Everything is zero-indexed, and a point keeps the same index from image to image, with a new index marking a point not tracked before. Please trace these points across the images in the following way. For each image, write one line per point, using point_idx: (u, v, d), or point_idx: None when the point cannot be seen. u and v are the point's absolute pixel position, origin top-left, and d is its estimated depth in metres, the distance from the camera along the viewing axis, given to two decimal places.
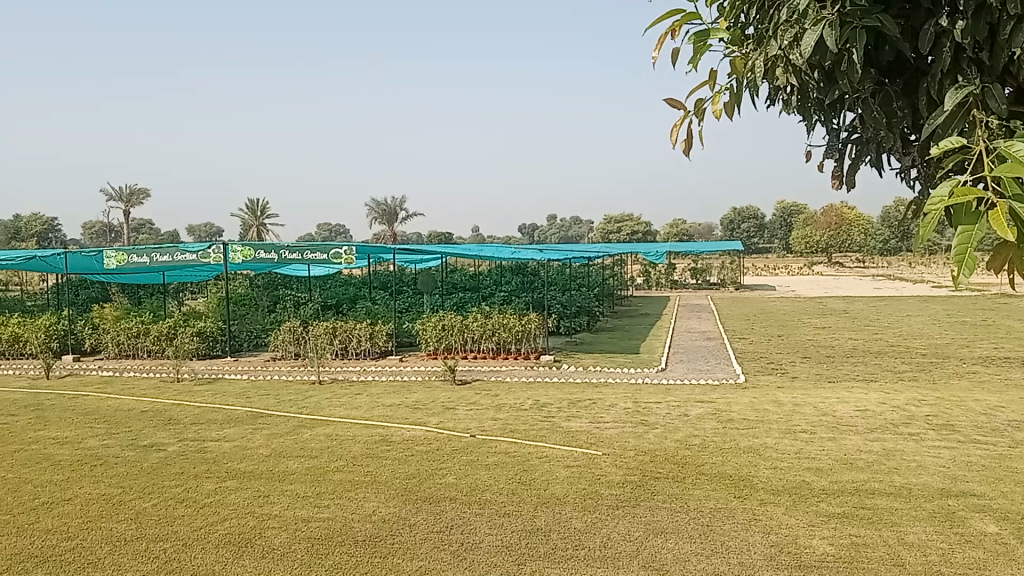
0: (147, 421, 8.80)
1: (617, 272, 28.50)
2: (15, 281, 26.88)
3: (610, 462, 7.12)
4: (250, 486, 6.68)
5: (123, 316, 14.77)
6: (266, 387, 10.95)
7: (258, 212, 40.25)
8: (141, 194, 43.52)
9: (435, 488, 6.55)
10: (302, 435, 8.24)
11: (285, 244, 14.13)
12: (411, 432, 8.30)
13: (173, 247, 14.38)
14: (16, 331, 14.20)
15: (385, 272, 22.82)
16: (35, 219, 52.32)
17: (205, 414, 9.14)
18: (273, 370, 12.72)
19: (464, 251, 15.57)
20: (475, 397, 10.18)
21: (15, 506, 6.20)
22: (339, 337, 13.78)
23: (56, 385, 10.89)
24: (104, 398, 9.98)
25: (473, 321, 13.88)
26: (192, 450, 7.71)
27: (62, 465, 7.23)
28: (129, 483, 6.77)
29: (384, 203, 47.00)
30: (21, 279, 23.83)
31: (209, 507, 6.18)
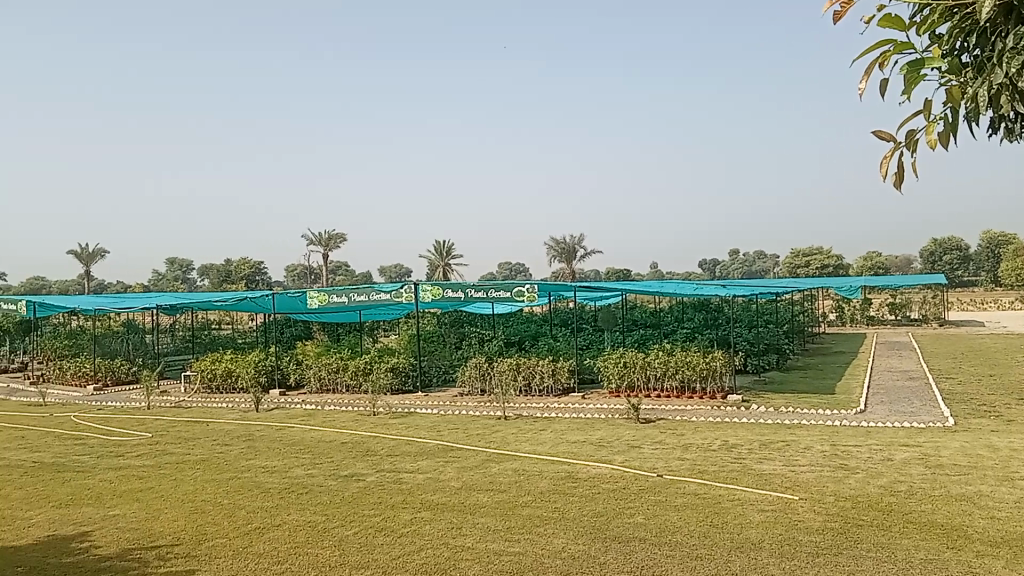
0: (347, 452, 9.27)
1: (807, 309, 27.41)
2: (227, 321, 29.22)
3: (807, 508, 6.81)
4: (442, 517, 6.89)
5: (323, 352, 15.69)
6: (455, 421, 11.27)
7: (444, 253, 41.75)
8: (338, 238, 46.23)
9: (624, 527, 6.50)
10: (491, 469, 8.42)
11: (471, 283, 14.41)
12: (598, 470, 8.30)
13: (369, 288, 15.12)
14: (231, 366, 15.44)
15: (567, 311, 23.07)
16: (245, 263, 56.70)
17: (399, 447, 9.53)
18: (461, 405, 13.08)
19: (646, 287, 15.42)
20: (661, 435, 10.04)
21: (231, 530, 6.69)
22: (523, 374, 14.03)
23: (265, 417, 11.70)
24: (308, 429, 10.61)
25: (656, 358, 13.72)
26: (389, 481, 8.04)
27: (272, 492, 7.73)
28: (331, 511, 7.14)
29: (563, 244, 47.70)
30: (233, 319, 25.87)
31: (406, 536, 6.42)
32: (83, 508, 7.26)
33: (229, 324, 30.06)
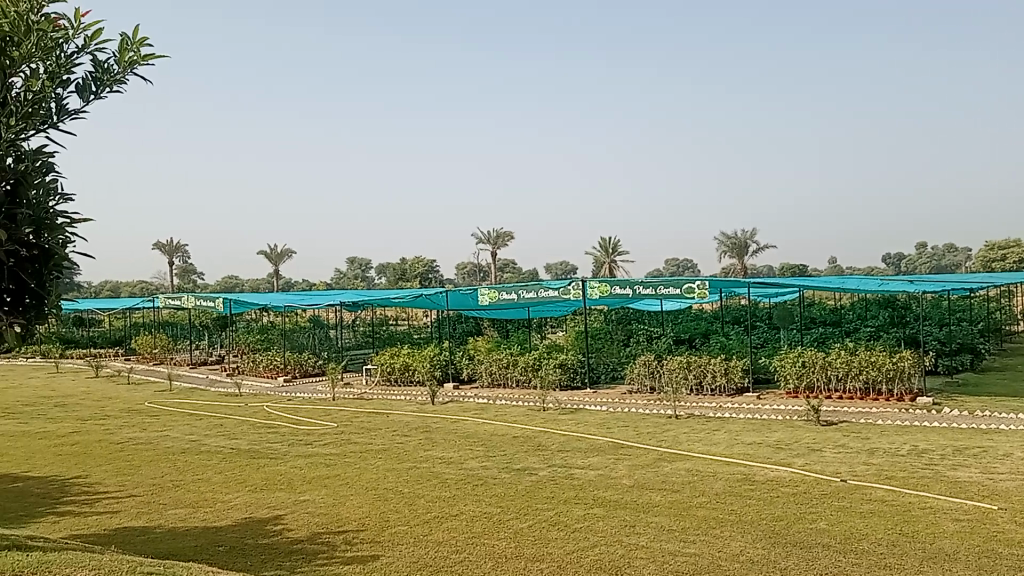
0: (519, 446, 9.42)
1: (1004, 306, 25.39)
2: (403, 317, 30.37)
3: (1009, 519, 6.32)
4: (616, 515, 6.88)
5: (494, 348, 16.00)
6: (625, 419, 11.23)
7: (611, 249, 41.58)
8: (507, 236, 46.92)
9: (805, 532, 6.26)
10: (664, 468, 8.32)
11: (640, 279, 14.22)
12: (775, 473, 8.03)
13: (539, 284, 15.23)
14: (408, 360, 16.05)
15: (739, 308, 22.46)
16: (418, 262, 58.72)
17: (570, 442, 9.58)
18: (631, 402, 12.98)
19: (826, 283, 14.75)
20: (843, 439, 9.59)
21: (412, 518, 6.95)
22: (695, 372, 13.77)
23: (440, 410, 12.08)
24: (481, 423, 10.86)
25: (837, 357, 13.13)
26: (561, 476, 8.11)
27: (449, 483, 7.96)
28: (506, 503, 7.28)
29: (733, 239, 46.41)
30: (408, 316, 26.81)
31: (579, 532, 6.46)
32: (277, 492, 7.74)
33: (405, 320, 31.20)
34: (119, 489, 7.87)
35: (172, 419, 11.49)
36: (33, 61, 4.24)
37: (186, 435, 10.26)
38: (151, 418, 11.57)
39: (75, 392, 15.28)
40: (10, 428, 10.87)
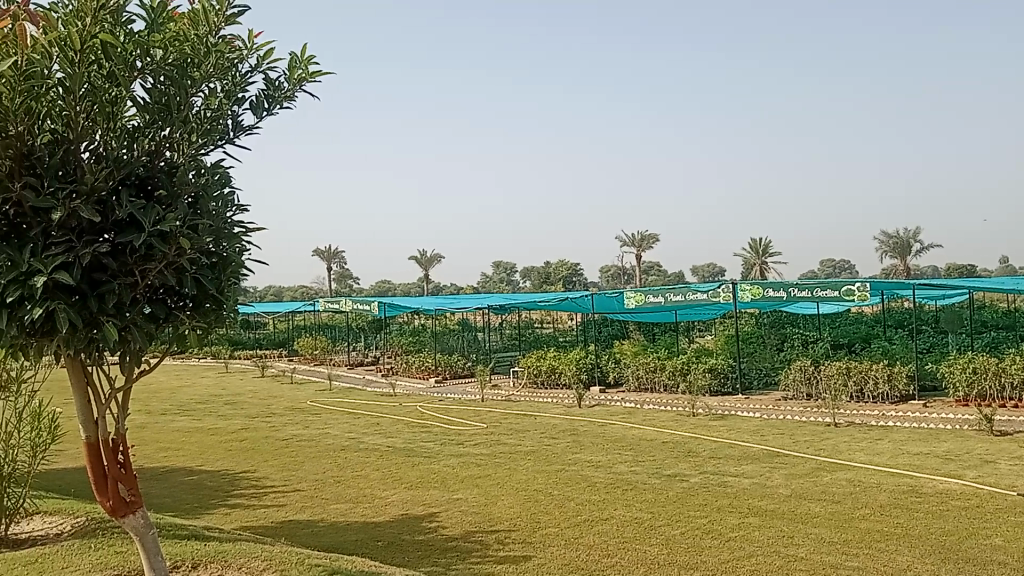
0: (669, 452, 9.30)
1: None
2: (549, 320, 30.56)
3: None
4: (773, 524, 6.68)
5: (641, 351, 15.89)
6: (779, 426, 10.89)
7: (760, 250, 40.42)
8: (653, 238, 46.38)
9: (979, 549, 5.88)
10: (822, 478, 8.01)
11: (793, 281, 13.74)
12: (944, 485, 7.59)
13: (687, 287, 14.95)
14: (556, 364, 16.15)
15: (901, 312, 21.34)
16: (562, 266, 58.98)
17: (722, 449, 9.38)
18: (785, 409, 12.57)
19: (999, 285, 13.80)
20: (1021, 451, 8.95)
21: (563, 520, 6.98)
22: (854, 379, 13.19)
23: (588, 413, 12.08)
24: (630, 428, 10.79)
25: (1012, 364, 12.27)
26: (714, 484, 7.94)
27: (599, 487, 7.95)
28: (657, 509, 7.20)
29: (892, 239, 44.11)
30: (555, 321, 26.94)
31: (734, 541, 6.31)
32: (431, 491, 7.96)
33: (551, 324, 31.39)
34: (284, 483, 8.29)
35: (331, 417, 12.01)
36: (213, 80, 4.54)
37: (344, 433, 10.70)
38: (312, 416, 12.14)
39: (243, 390, 16.22)
40: (187, 423, 11.65)
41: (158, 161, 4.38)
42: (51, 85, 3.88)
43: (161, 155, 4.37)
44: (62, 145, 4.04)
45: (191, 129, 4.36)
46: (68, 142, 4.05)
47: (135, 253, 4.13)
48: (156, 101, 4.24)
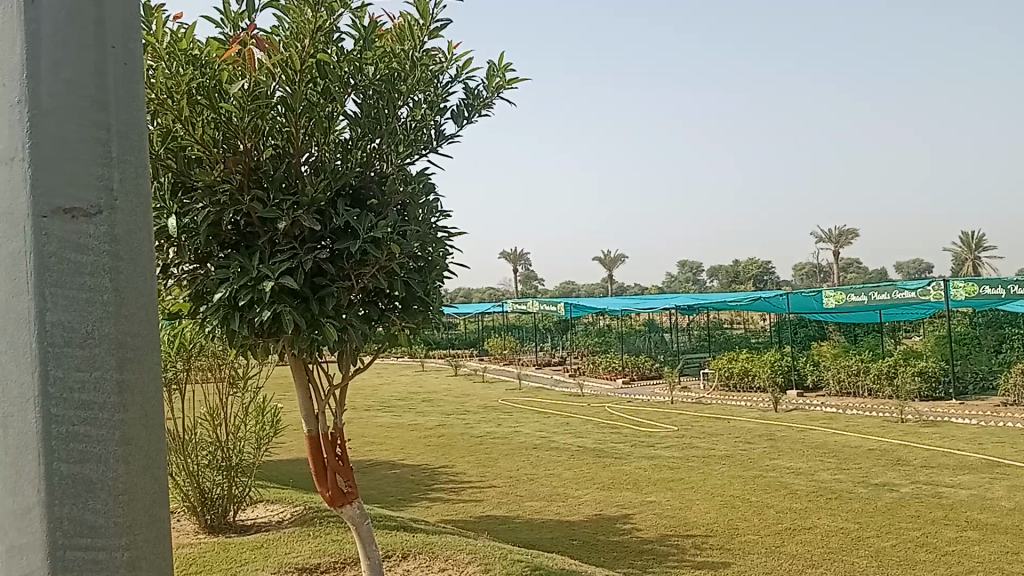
0: (876, 460, 8.82)
1: None
2: (740, 322, 29.72)
3: None
4: (995, 539, 6.20)
5: (842, 354, 15.19)
6: (1001, 434, 10.08)
7: (974, 245, 37.54)
8: (851, 235, 44.07)
9: None
10: None
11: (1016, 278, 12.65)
12: None
13: (892, 285, 14.09)
14: (750, 366, 15.71)
15: None
16: (752, 265, 57.23)
17: (936, 458, 8.79)
18: (1007, 416, 11.60)
19: None
20: None
21: (763, 527, 6.77)
22: None
23: (785, 418, 11.66)
24: (832, 433, 10.33)
25: None
26: (927, 494, 7.46)
27: (800, 494, 7.66)
28: (865, 519, 6.85)
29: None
30: (746, 322, 26.16)
31: (953, 556, 5.90)
32: (625, 492, 7.94)
33: (742, 325, 30.53)
34: (481, 479, 8.54)
35: (523, 416, 12.24)
36: (418, 92, 4.72)
37: (537, 431, 10.88)
38: (505, 414, 12.43)
39: (439, 388, 16.86)
40: (389, 419, 12.24)
41: (369, 171, 4.61)
42: (273, 104, 4.20)
43: (372, 165, 4.60)
44: (284, 159, 4.33)
45: (398, 140, 4.56)
46: (290, 156, 4.33)
47: (350, 259, 4.37)
48: (367, 115, 4.45)
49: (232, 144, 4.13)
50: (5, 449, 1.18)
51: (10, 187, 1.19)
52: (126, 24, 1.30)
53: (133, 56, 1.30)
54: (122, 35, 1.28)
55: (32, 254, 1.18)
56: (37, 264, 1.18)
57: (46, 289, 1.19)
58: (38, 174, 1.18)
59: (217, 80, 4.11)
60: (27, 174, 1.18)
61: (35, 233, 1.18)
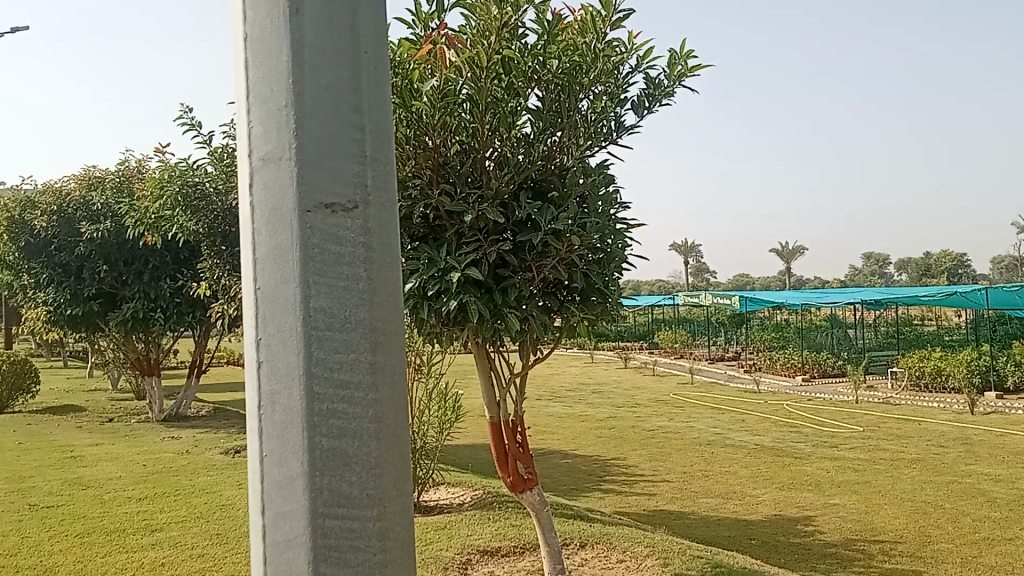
0: None
1: None
2: (932, 318, 27.93)
3: None
4: None
5: None
6: None
7: None
8: None
9: None
10: None
11: None
12: None
13: None
14: (942, 365, 14.79)
15: None
16: (943, 258, 53.66)
17: None
18: None
19: None
20: None
21: (958, 536, 6.38)
22: None
23: (984, 421, 10.90)
24: None
25: None
26: None
27: (999, 503, 7.15)
28: None
29: None
30: (938, 318, 24.56)
31: None
32: (805, 493, 7.70)
33: (933, 321, 28.72)
34: (654, 473, 8.51)
35: (697, 411, 12.08)
36: (599, 85, 4.67)
37: (711, 427, 10.71)
38: (679, 409, 12.30)
39: (610, 380, 16.91)
40: (560, 410, 12.37)
41: (551, 163, 4.65)
42: (459, 101, 4.31)
43: (555, 158, 4.64)
44: (470, 154, 4.45)
45: (579, 133, 4.57)
46: (475, 150, 4.43)
47: (532, 250, 4.44)
48: (549, 109, 4.49)
49: (422, 140, 4.32)
50: (274, 424, 1.29)
51: (279, 186, 1.30)
52: (376, 32, 1.37)
53: (383, 59, 1.37)
54: (373, 42, 1.36)
55: (298, 247, 1.29)
56: (303, 255, 1.30)
57: (310, 278, 1.29)
58: (303, 174, 1.29)
59: (409, 80, 4.30)
60: (296, 174, 1.30)
61: (301, 228, 1.29)
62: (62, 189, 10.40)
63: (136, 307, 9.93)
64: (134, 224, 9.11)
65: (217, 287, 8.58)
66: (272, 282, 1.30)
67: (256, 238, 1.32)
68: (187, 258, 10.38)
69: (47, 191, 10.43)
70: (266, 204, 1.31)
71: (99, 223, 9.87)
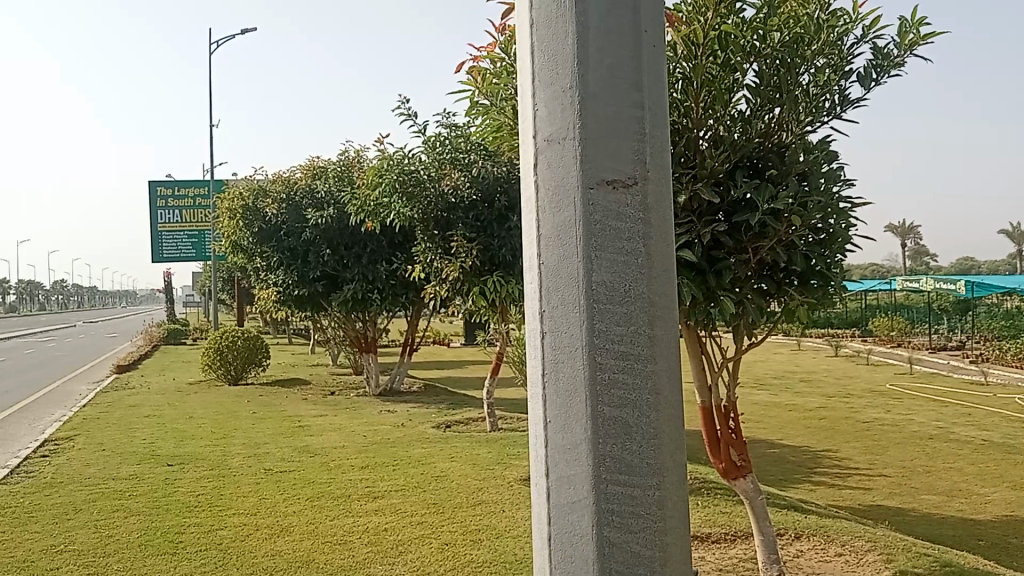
0: None
1: None
2: None
3: None
4: None
5: None
6: None
7: None
8: None
9: None
10: None
11: None
12: None
13: None
14: None
15: None
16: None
17: None
18: None
19: None
20: None
21: None
22: None
23: None
24: None
25: None
26: None
27: None
28: None
29: None
30: None
31: None
32: None
33: None
34: (869, 467, 8.11)
35: (917, 403, 11.37)
36: (820, 57, 4.44)
37: (932, 421, 10.05)
38: (896, 400, 11.64)
39: (818, 369, 16.24)
40: (766, 398, 12.02)
41: (770, 140, 4.44)
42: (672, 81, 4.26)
43: (773, 134, 4.42)
44: (683, 134, 4.35)
45: (799, 108, 4.35)
46: (687, 130, 4.34)
47: (749, 231, 4.27)
48: (767, 84, 4.30)
49: None
50: (559, 391, 1.37)
51: (563, 165, 1.36)
52: (655, 12, 1.40)
53: (660, 38, 1.40)
54: (652, 21, 1.38)
55: (582, 222, 1.35)
56: (586, 231, 1.35)
57: (592, 253, 1.35)
58: (587, 153, 1.34)
59: None
60: (579, 154, 1.35)
61: (585, 204, 1.35)
62: (290, 178, 11.35)
63: (356, 288, 10.69)
64: (356, 211, 9.75)
65: (429, 268, 8.73)
66: (554, 258, 1.37)
67: (539, 214, 1.38)
68: (401, 243, 10.75)
69: (277, 181, 11.37)
70: (550, 183, 1.38)
71: (323, 210, 10.62)
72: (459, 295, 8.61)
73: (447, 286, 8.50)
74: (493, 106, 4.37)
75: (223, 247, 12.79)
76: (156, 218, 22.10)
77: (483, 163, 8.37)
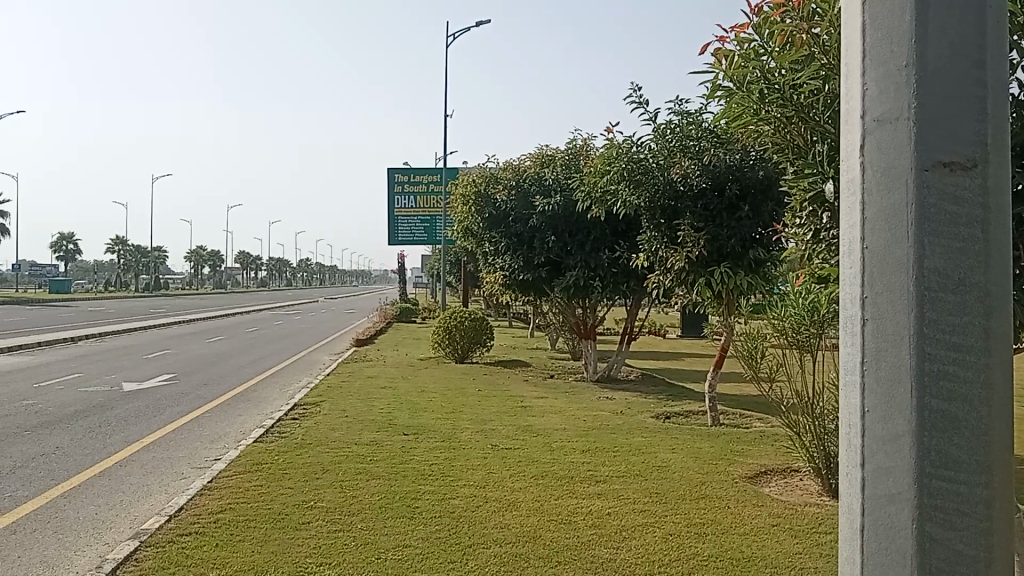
0: None
1: None
2: None
3: None
4: None
5: None
6: None
7: None
8: None
9: None
10: None
11: None
12: None
13: None
14: None
15: None
16: None
17: None
18: None
19: None
20: None
21: None
22: None
23: None
24: None
25: None
26: None
27: None
28: None
29: None
30: None
31: None
32: None
33: None
34: None
35: None
36: None
37: None
38: None
39: None
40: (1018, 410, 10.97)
41: None
42: None
43: None
44: None
45: None
46: None
47: None
48: None
49: None
50: (879, 380, 1.72)
51: (897, 146, 1.73)
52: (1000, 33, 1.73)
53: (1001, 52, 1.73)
54: (994, 40, 1.72)
55: (915, 202, 1.70)
56: (919, 212, 1.70)
57: (924, 237, 1.70)
58: (921, 133, 1.71)
59: None
60: (913, 135, 1.71)
61: (919, 184, 1.70)
62: (520, 166, 11.79)
63: (577, 275, 10.80)
64: (582, 198, 9.90)
65: (653, 256, 8.63)
66: (883, 240, 1.73)
67: (867, 195, 1.75)
68: (625, 231, 10.67)
69: (508, 169, 11.85)
70: (880, 164, 1.74)
71: (551, 198, 10.85)
72: (683, 287, 8.50)
73: (671, 277, 8.41)
74: (734, 89, 4.11)
75: (454, 232, 13.38)
76: (393, 203, 23.50)
77: (714, 151, 8.08)
